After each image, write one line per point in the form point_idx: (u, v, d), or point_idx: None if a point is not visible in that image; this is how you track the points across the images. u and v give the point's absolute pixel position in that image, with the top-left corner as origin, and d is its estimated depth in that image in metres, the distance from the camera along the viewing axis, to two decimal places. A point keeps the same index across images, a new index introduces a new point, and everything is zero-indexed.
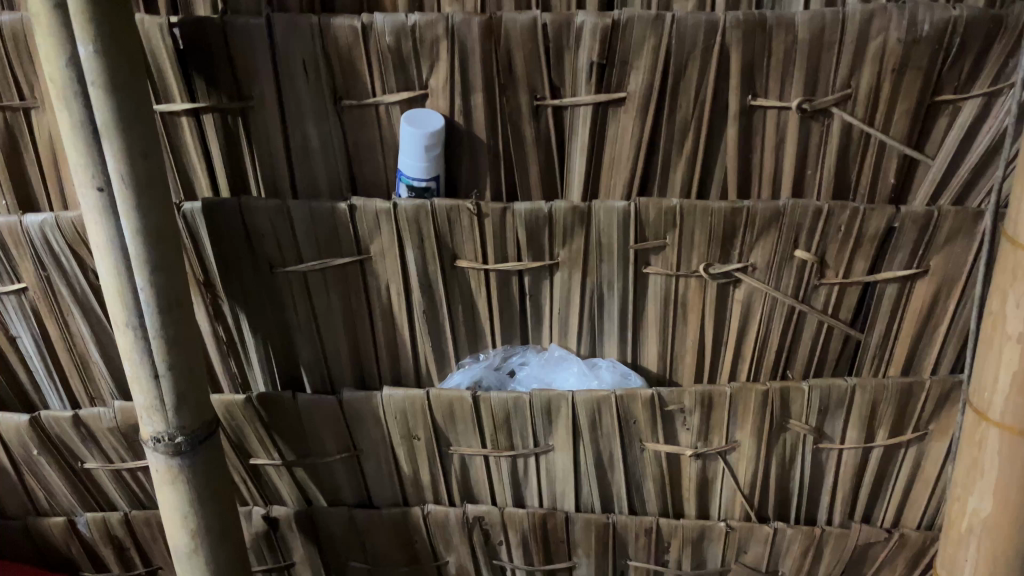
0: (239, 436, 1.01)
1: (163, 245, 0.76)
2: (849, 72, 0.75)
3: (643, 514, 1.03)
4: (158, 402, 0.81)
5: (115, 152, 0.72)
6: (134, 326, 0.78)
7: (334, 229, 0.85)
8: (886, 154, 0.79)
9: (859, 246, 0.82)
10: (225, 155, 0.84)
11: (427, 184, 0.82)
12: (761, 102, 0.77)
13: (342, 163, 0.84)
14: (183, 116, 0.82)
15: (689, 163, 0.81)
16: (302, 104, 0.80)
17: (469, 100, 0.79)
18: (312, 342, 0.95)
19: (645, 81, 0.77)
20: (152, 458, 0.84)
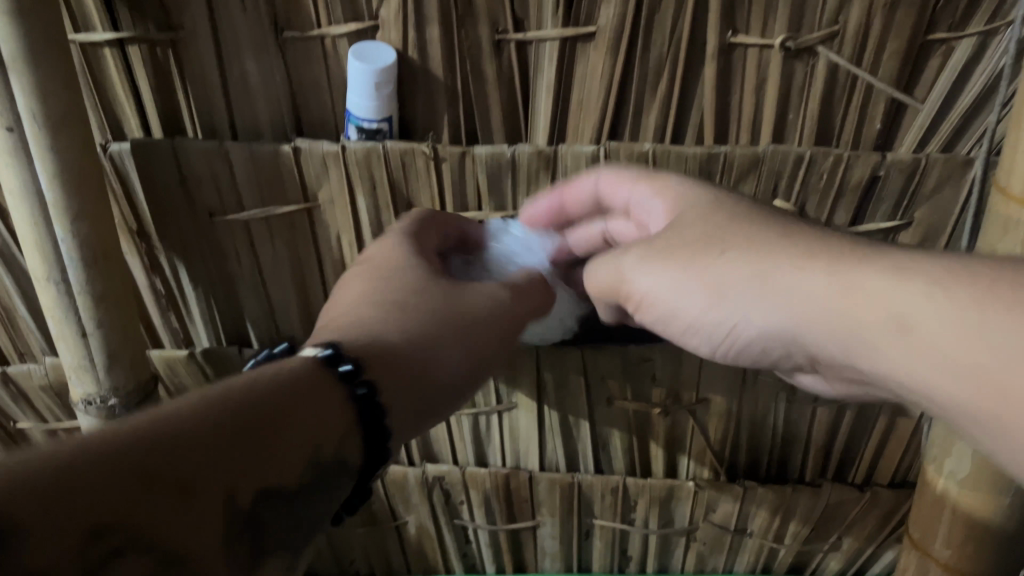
0: (183, 391, 0.97)
1: (86, 192, 0.69)
2: (838, 6, 0.69)
3: (610, 472, 1.00)
4: (87, 362, 0.75)
5: (25, 88, 0.64)
6: (56, 281, 0.71)
7: (279, 174, 0.78)
8: (873, 97, 0.74)
9: (841, 196, 0.78)
10: (155, 91, 0.76)
11: (378, 125, 0.74)
12: (742, 40, 0.71)
13: (285, 101, 0.77)
14: (105, 47, 0.73)
15: (664, 106, 0.76)
16: (239, 36, 0.72)
17: (423, 34, 0.72)
18: (257, 295, 0.89)
19: (617, 14, 0.70)
20: (83, 421, 0.79)
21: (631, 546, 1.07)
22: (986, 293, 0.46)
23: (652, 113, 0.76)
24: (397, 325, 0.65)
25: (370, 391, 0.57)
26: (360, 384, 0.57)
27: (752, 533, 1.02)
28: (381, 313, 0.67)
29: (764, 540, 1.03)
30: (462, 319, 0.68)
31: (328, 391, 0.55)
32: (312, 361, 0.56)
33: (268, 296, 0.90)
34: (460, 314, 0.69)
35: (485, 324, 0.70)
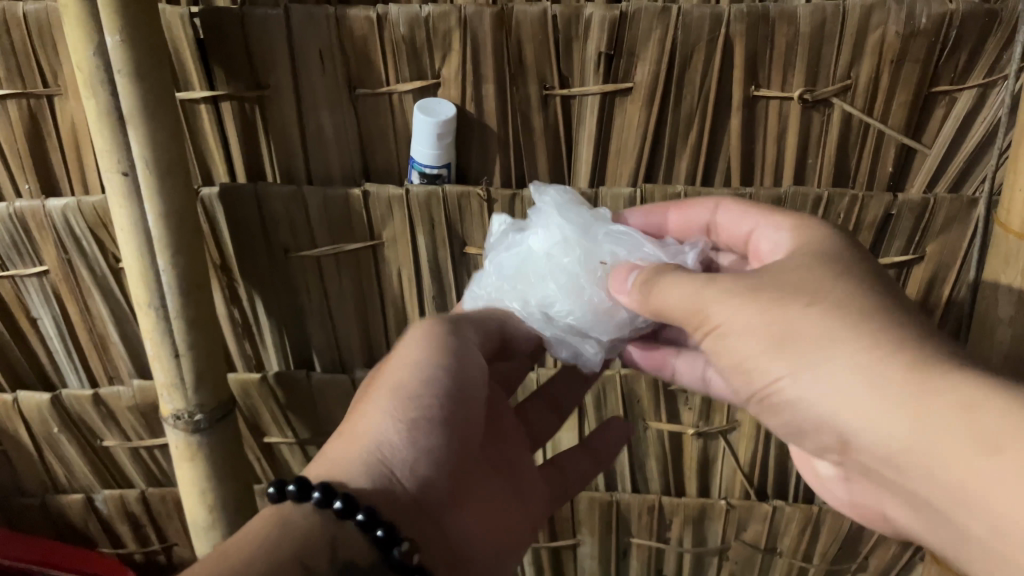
0: (254, 413, 1.06)
1: (184, 228, 0.79)
2: (849, 63, 0.77)
3: (646, 492, 1.07)
4: (178, 381, 0.84)
5: (138, 139, 0.74)
6: (156, 307, 0.80)
7: (348, 216, 0.88)
8: (884, 143, 0.82)
9: (858, 232, 0.85)
10: (243, 141, 0.86)
11: (438, 171, 0.84)
12: (764, 93, 0.79)
13: (356, 150, 0.87)
14: (201, 104, 0.84)
15: (694, 152, 0.84)
16: (318, 93, 0.82)
17: (480, 90, 0.81)
18: (323, 325, 0.98)
19: (651, 71, 0.79)
20: (170, 434, 0.88)
21: (666, 565, 1.13)
22: (963, 392, 0.49)
23: (683, 159, 0.85)
24: (379, 451, 0.62)
25: (388, 524, 0.58)
26: (380, 525, 0.58)
27: (781, 552, 1.08)
28: (358, 437, 0.63)
29: (793, 560, 1.08)
30: (424, 412, 0.64)
31: (318, 530, 0.56)
32: (309, 509, 0.57)
33: (333, 326, 0.99)
34: (410, 401, 0.64)
35: (462, 391, 0.66)
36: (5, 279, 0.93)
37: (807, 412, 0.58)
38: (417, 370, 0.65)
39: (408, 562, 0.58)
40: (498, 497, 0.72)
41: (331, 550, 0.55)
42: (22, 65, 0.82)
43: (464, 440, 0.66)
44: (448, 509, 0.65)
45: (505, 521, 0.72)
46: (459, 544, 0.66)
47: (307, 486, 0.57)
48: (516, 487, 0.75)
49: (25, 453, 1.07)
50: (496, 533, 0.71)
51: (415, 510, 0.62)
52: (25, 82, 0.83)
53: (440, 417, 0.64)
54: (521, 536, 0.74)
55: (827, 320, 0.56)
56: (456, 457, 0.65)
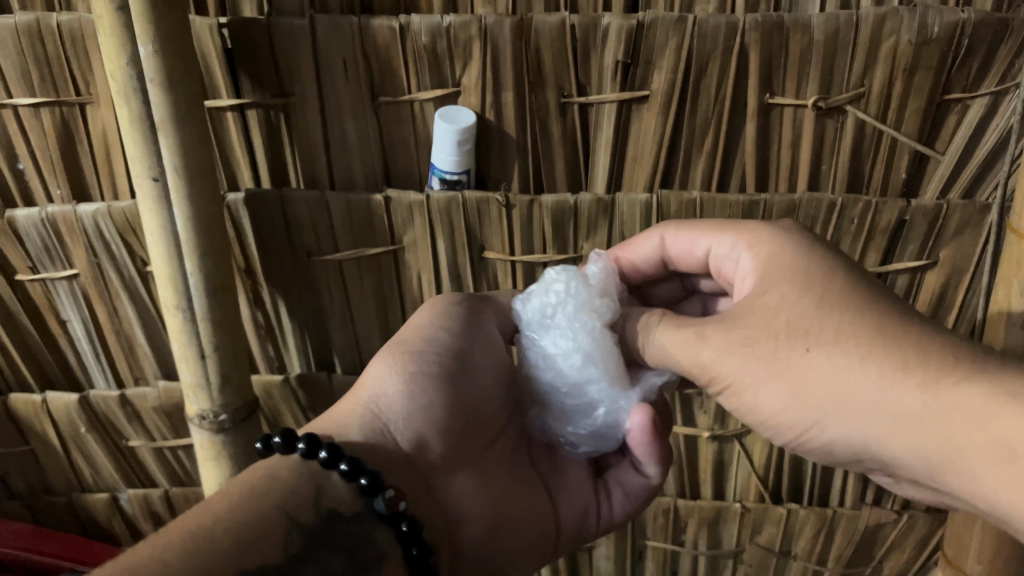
0: (275, 414, 1.08)
1: (211, 232, 0.81)
2: (862, 72, 0.79)
3: (661, 494, 1.08)
4: (204, 381, 0.87)
5: (169, 146, 0.76)
6: (183, 309, 0.83)
7: (370, 220, 0.90)
8: (897, 150, 0.83)
9: (871, 237, 0.86)
10: (268, 148, 0.88)
11: (458, 177, 0.85)
12: (778, 100, 0.81)
13: (378, 157, 0.89)
14: (228, 111, 0.86)
15: (710, 159, 0.85)
16: (342, 101, 0.84)
17: (500, 98, 0.83)
18: (345, 328, 1.00)
19: (667, 79, 0.81)
20: (196, 434, 0.90)
21: (681, 568, 1.14)
22: (953, 408, 0.50)
23: (698, 165, 0.86)
24: (374, 406, 0.66)
25: (373, 473, 0.59)
26: (364, 475, 0.59)
27: (796, 555, 1.09)
28: (358, 395, 0.67)
29: (808, 563, 1.09)
30: (421, 365, 0.68)
31: (300, 477, 0.59)
32: (296, 460, 0.60)
33: (354, 329, 1.01)
34: (411, 356, 0.68)
35: (461, 353, 0.70)
36: (36, 282, 0.96)
37: (831, 450, 0.57)
38: (425, 333, 0.70)
39: (393, 510, 0.59)
40: (511, 488, 0.70)
41: (314, 496, 0.58)
42: (56, 74, 0.84)
43: (466, 406, 0.68)
44: (440, 473, 0.66)
45: (515, 509, 0.70)
46: (455, 513, 0.66)
47: (291, 439, 0.60)
48: (536, 489, 0.73)
49: (52, 452, 1.09)
50: (508, 514, 0.69)
51: (403, 464, 0.64)
52: (58, 90, 0.85)
53: (438, 372, 0.68)
54: (530, 539, 0.71)
55: (831, 368, 0.54)
56: (457, 417, 0.67)
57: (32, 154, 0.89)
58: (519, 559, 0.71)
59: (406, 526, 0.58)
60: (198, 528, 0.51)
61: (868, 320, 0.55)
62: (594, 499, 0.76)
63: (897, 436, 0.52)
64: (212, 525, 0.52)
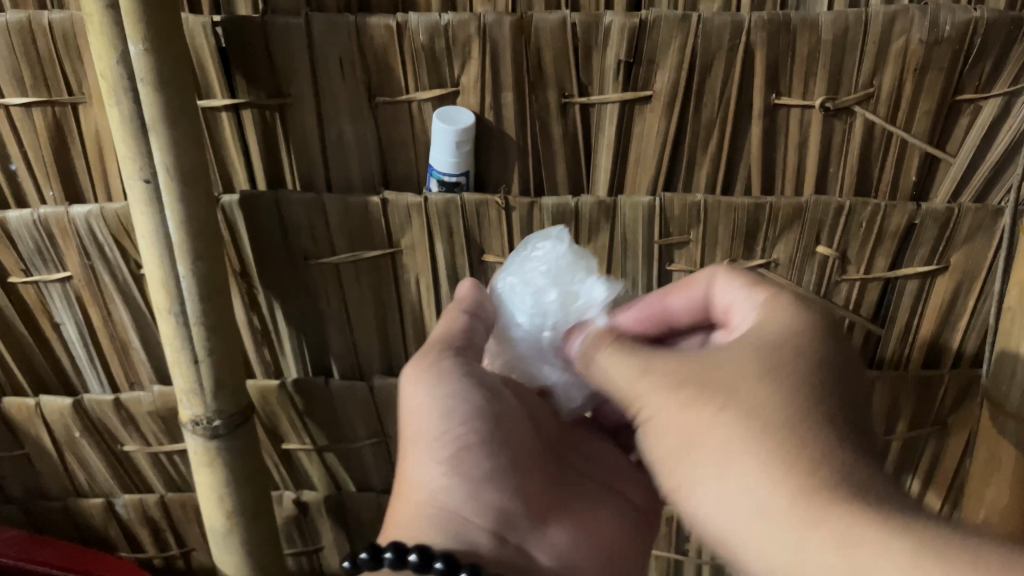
0: (272, 420, 1.06)
1: (205, 235, 0.79)
2: (872, 72, 0.77)
3: None
4: (197, 387, 0.85)
5: (160, 147, 0.74)
6: (176, 313, 0.81)
7: (368, 223, 0.88)
8: (907, 152, 0.80)
9: (880, 242, 0.84)
10: (263, 149, 0.87)
11: (457, 179, 0.83)
12: (785, 101, 0.79)
13: (375, 158, 0.87)
14: (223, 111, 0.84)
15: (715, 161, 0.83)
16: (338, 102, 0.83)
17: (499, 99, 0.81)
18: (342, 332, 0.99)
19: (671, 79, 0.79)
20: (190, 441, 0.88)
21: None
22: (806, 473, 0.47)
23: (703, 167, 0.84)
24: (439, 502, 0.64)
25: (471, 564, 0.58)
26: (437, 558, 0.59)
27: None
28: (414, 501, 0.65)
29: None
30: (463, 443, 0.66)
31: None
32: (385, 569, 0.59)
33: (352, 333, 0.99)
34: (442, 442, 0.66)
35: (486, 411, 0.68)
36: (29, 284, 0.95)
37: (665, 434, 0.55)
38: (431, 408, 0.67)
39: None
40: (589, 513, 0.71)
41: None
42: (48, 73, 0.83)
43: (518, 457, 0.68)
44: (533, 533, 0.66)
45: (603, 526, 0.71)
46: (565, 567, 0.66)
47: (376, 551, 0.59)
48: (604, 490, 0.74)
49: (47, 457, 1.08)
50: (597, 534, 0.70)
51: (497, 548, 0.63)
52: (50, 90, 0.84)
53: (482, 441, 0.66)
54: (631, 543, 0.73)
55: (745, 382, 0.52)
56: (515, 474, 0.67)
57: (24, 154, 0.88)
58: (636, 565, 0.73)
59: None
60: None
61: (814, 363, 0.53)
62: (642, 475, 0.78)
63: (748, 458, 0.49)
64: None
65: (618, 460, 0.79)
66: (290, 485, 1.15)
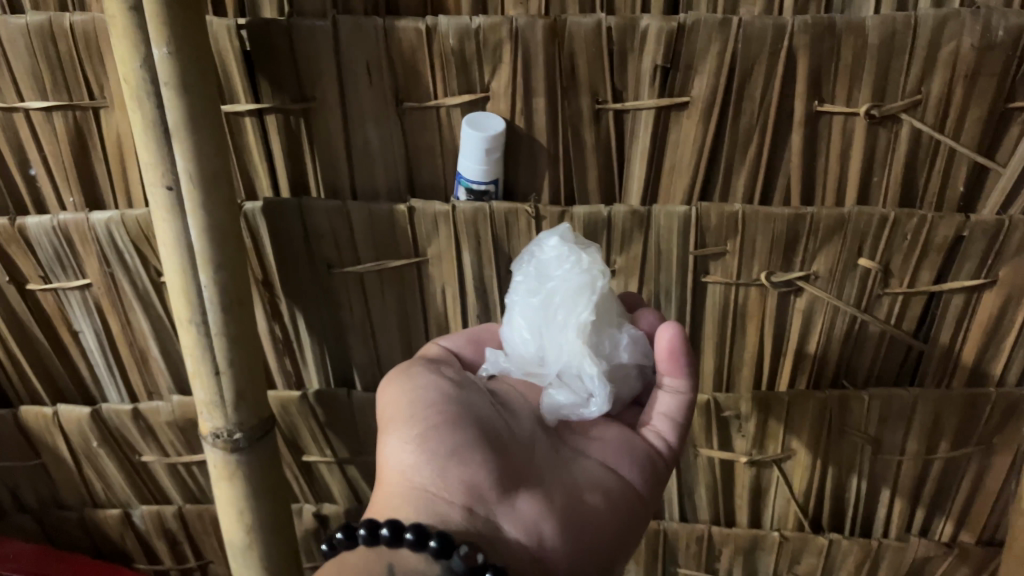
0: (293, 431, 1.04)
1: (227, 243, 0.77)
2: (920, 77, 0.73)
3: (694, 521, 1.03)
4: (218, 399, 0.83)
5: (183, 153, 0.72)
6: (197, 323, 0.79)
7: (393, 231, 0.86)
8: (955, 161, 0.77)
9: (925, 255, 0.81)
10: (287, 155, 0.85)
11: (486, 187, 0.81)
12: (827, 108, 0.76)
13: (401, 165, 0.85)
14: (246, 116, 0.82)
15: (753, 170, 0.80)
16: (365, 107, 0.80)
17: (530, 104, 0.79)
18: (365, 343, 0.96)
19: (709, 85, 0.76)
20: (210, 453, 0.86)
21: None
22: None
23: (740, 177, 0.81)
24: (410, 483, 0.67)
25: (439, 532, 0.60)
26: (406, 531, 0.61)
27: None
28: (390, 487, 0.68)
29: None
30: (426, 428, 0.69)
31: (373, 563, 0.60)
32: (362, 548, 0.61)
33: (375, 344, 0.97)
34: (411, 430, 0.69)
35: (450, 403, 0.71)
36: (48, 292, 0.93)
37: None
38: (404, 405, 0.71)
39: (472, 562, 0.59)
40: (575, 487, 0.71)
41: (388, 574, 0.59)
42: (69, 77, 0.81)
43: (489, 439, 0.70)
44: (504, 507, 0.67)
45: (591, 502, 0.70)
46: (536, 541, 0.66)
47: (349, 531, 0.62)
48: (593, 465, 0.74)
49: (64, 467, 1.06)
50: (581, 514, 0.69)
51: (464, 520, 0.65)
52: (71, 94, 0.82)
53: (446, 424, 0.69)
54: (621, 520, 0.71)
55: None
56: (486, 451, 0.69)
57: (44, 159, 0.86)
58: (626, 542, 0.72)
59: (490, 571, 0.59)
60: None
61: None
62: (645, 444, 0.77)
63: None
64: None
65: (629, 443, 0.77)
66: (310, 497, 1.13)
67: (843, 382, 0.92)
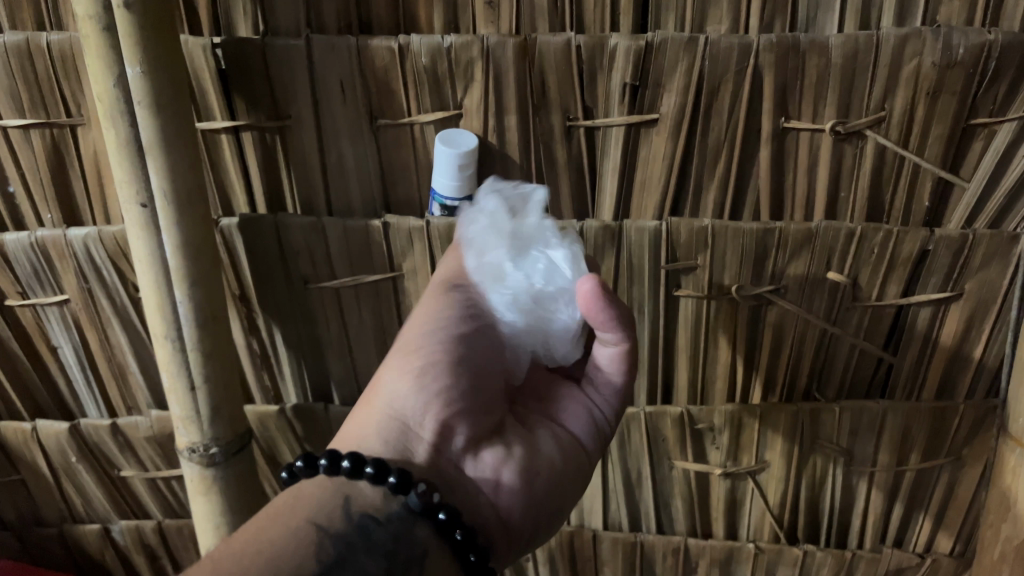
0: (271, 445, 1.04)
1: (202, 258, 0.77)
2: (883, 95, 0.75)
3: (671, 532, 1.04)
4: (194, 413, 0.83)
5: (156, 170, 0.73)
6: (173, 339, 0.79)
7: (368, 246, 0.87)
8: (920, 177, 0.79)
9: (892, 268, 0.82)
10: (263, 171, 0.85)
11: (459, 203, 0.81)
12: (793, 124, 0.77)
13: (376, 181, 0.85)
14: (223, 133, 0.83)
15: (722, 185, 0.82)
16: (338, 124, 0.81)
17: (502, 121, 0.80)
18: (342, 357, 0.97)
19: (677, 102, 0.77)
20: (186, 468, 0.87)
21: None
22: None
23: (710, 192, 0.82)
24: (391, 409, 0.65)
25: (399, 470, 0.59)
26: (368, 465, 0.59)
27: None
28: (372, 408, 0.66)
29: None
30: (428, 359, 0.66)
31: (330, 494, 0.59)
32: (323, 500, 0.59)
33: (353, 359, 0.97)
34: (415, 356, 0.67)
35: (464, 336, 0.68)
36: (27, 307, 0.93)
37: None
38: (421, 328, 0.68)
39: (428, 502, 0.59)
40: (534, 439, 0.70)
41: (344, 505, 0.58)
42: (46, 95, 0.82)
43: (483, 387, 0.68)
44: (467, 456, 0.65)
45: (550, 459, 0.69)
46: (494, 493, 0.65)
47: (311, 460, 0.60)
48: (549, 420, 0.73)
49: (42, 482, 1.06)
50: (538, 465, 0.68)
51: (428, 460, 0.63)
52: (48, 112, 0.83)
53: (447, 365, 0.66)
54: (572, 478, 0.71)
55: None
56: (474, 400, 0.67)
57: (23, 176, 0.87)
58: (575, 496, 0.72)
59: (443, 513, 0.59)
60: (248, 550, 0.52)
61: None
62: (589, 401, 0.75)
63: None
64: (258, 524, 0.55)
65: (581, 398, 0.75)
66: None
67: (814, 396, 0.93)
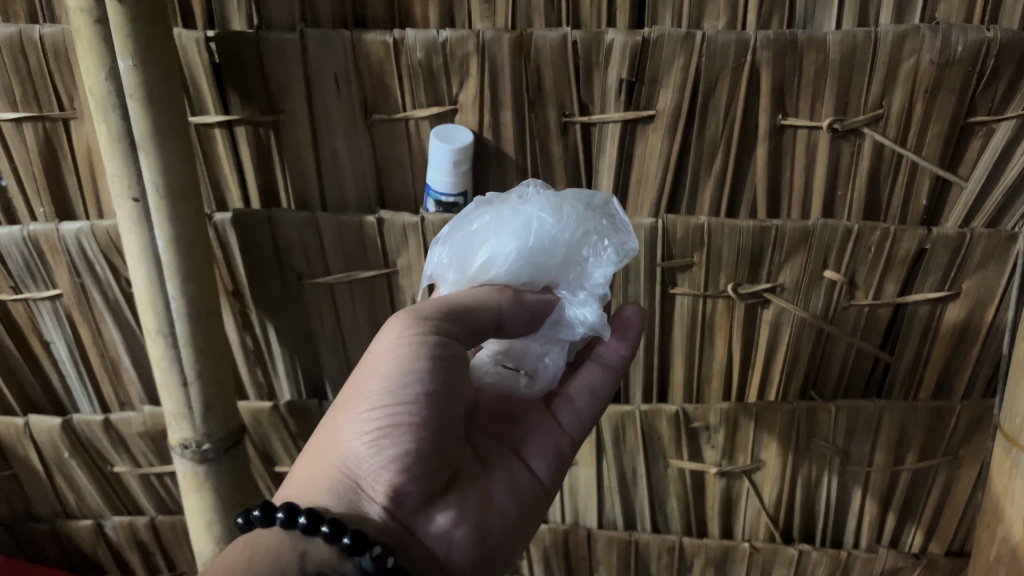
0: (265, 441, 1.04)
1: (194, 254, 0.77)
2: (881, 92, 0.74)
3: (666, 531, 1.03)
4: (186, 410, 0.83)
5: (148, 164, 0.72)
6: (165, 335, 0.79)
7: (363, 242, 0.86)
8: (918, 175, 0.78)
9: (890, 267, 0.81)
10: (257, 166, 0.85)
11: (454, 199, 0.81)
12: (791, 122, 0.77)
13: (371, 177, 0.85)
14: (216, 128, 0.82)
15: (718, 182, 0.81)
16: (332, 119, 0.81)
17: (498, 117, 0.79)
18: (337, 354, 0.97)
19: (674, 99, 0.77)
20: (179, 464, 0.86)
21: None
22: None
23: (707, 188, 0.82)
24: (345, 464, 0.60)
25: (355, 530, 0.56)
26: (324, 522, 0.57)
27: None
28: (327, 453, 0.61)
29: None
30: (390, 417, 0.58)
31: (285, 549, 0.56)
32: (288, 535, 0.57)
33: (347, 356, 0.97)
34: (372, 411, 0.59)
35: (439, 393, 0.60)
36: (19, 302, 0.93)
37: None
38: (380, 379, 0.59)
39: (381, 565, 0.57)
40: (490, 486, 0.68)
41: (300, 562, 0.55)
42: (38, 87, 0.81)
43: (449, 433, 0.62)
44: (426, 513, 0.62)
45: (504, 508, 0.68)
46: (444, 550, 0.63)
47: (269, 510, 0.58)
48: (510, 455, 0.72)
49: (35, 478, 1.06)
50: (489, 519, 0.66)
51: (385, 522, 0.60)
52: (40, 105, 0.82)
53: (419, 422, 0.59)
54: (524, 521, 0.70)
55: None
56: (436, 458, 0.61)
57: (15, 170, 0.86)
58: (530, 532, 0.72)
59: None
60: None
61: None
62: (559, 431, 0.75)
63: None
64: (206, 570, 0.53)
65: (549, 430, 0.75)
66: None
67: (811, 395, 0.92)
